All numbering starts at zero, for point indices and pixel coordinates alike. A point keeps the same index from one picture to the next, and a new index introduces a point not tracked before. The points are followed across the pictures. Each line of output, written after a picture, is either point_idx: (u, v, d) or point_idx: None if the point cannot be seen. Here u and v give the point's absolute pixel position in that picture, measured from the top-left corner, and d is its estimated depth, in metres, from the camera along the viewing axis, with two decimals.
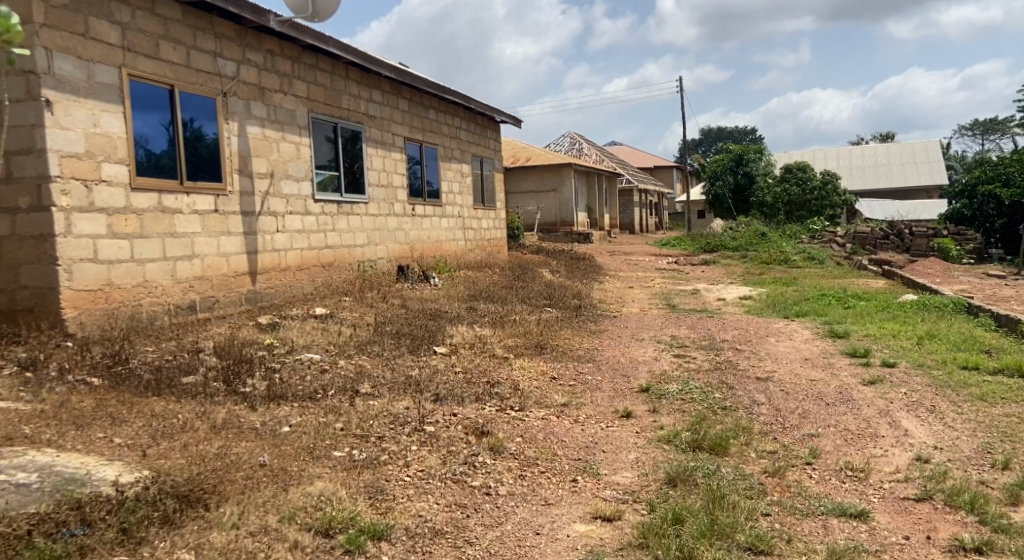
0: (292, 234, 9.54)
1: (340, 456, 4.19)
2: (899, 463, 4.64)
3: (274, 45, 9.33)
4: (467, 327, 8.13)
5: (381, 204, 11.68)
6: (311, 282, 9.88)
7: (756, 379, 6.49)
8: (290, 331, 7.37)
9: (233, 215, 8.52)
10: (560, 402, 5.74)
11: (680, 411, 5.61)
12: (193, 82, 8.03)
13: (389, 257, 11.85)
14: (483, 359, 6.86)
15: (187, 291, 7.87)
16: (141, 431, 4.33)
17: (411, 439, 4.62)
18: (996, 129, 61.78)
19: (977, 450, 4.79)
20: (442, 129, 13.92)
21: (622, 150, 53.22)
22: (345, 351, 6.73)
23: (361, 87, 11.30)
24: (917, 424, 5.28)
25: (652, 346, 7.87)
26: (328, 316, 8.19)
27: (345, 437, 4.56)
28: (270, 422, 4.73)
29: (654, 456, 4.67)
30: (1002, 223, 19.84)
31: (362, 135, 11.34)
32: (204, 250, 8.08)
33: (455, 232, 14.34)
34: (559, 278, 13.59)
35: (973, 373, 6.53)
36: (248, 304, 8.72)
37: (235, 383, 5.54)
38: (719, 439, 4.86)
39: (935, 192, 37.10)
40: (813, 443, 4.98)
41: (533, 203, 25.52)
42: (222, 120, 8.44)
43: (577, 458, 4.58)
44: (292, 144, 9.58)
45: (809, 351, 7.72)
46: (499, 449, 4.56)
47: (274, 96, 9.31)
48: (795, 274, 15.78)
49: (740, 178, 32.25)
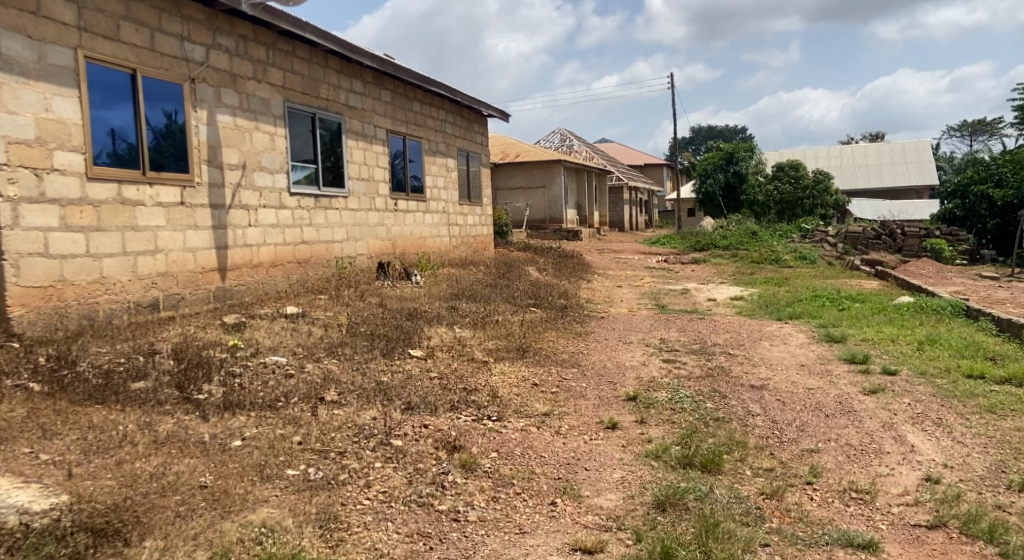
0: (265, 229, 9.09)
1: (293, 475, 3.78)
2: (907, 484, 4.28)
3: (247, 30, 8.84)
4: (446, 329, 7.73)
5: (361, 198, 11.22)
6: (286, 278, 9.42)
7: (750, 388, 6.11)
8: (257, 333, 6.92)
9: (201, 208, 8.05)
10: (541, 411, 5.34)
11: (670, 422, 5.22)
12: (158, 67, 7.56)
13: (369, 253, 11.41)
14: (461, 363, 6.46)
15: (149, 288, 7.41)
16: (73, 446, 3.90)
17: (375, 454, 4.21)
18: (985, 131, 62.01)
19: (990, 469, 4.43)
20: (427, 122, 13.48)
21: (612, 148, 52.74)
22: (313, 355, 6.30)
23: (341, 77, 10.82)
24: (924, 439, 4.92)
25: (641, 350, 7.48)
26: (300, 316, 7.75)
27: (303, 453, 4.12)
28: (220, 434, 4.29)
29: (641, 475, 4.27)
30: (995, 224, 19.64)
31: (341, 127, 10.87)
32: (168, 244, 7.62)
33: (440, 228, 13.91)
34: (546, 277, 13.21)
35: (980, 383, 6.17)
36: (216, 302, 8.26)
37: (188, 389, 5.09)
38: (712, 455, 4.48)
39: (925, 192, 37.11)
40: (814, 460, 4.61)
41: (522, 200, 25.09)
42: (191, 107, 7.97)
43: (557, 477, 4.18)
44: (265, 134, 9.11)
45: (805, 356, 7.35)
46: (471, 467, 4.16)
47: (247, 83, 8.83)
48: (787, 274, 15.44)
49: (731, 176, 31.97)
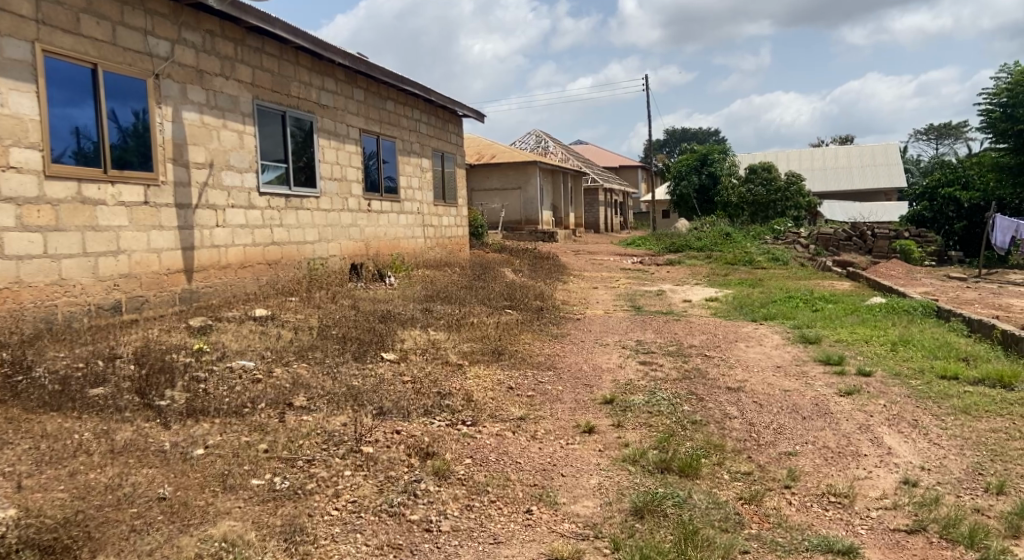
0: (234, 230, 8.88)
1: (257, 485, 3.63)
2: (885, 487, 4.24)
3: (213, 25, 8.63)
4: (420, 331, 7.58)
5: (333, 198, 11.03)
6: (255, 280, 9.22)
7: (727, 390, 6.05)
8: (223, 336, 6.73)
9: (165, 208, 7.84)
10: (517, 416, 5.23)
11: (647, 425, 5.15)
12: (121, 61, 7.33)
13: (342, 254, 11.21)
14: (435, 367, 6.34)
15: (111, 290, 7.19)
16: (24, 456, 3.72)
17: (345, 462, 4.07)
18: (950, 135, 63.20)
19: (967, 472, 4.40)
20: (401, 121, 13.32)
21: (587, 149, 52.91)
22: (282, 358, 6.13)
23: (312, 74, 10.62)
24: (901, 441, 4.89)
25: (617, 352, 7.40)
26: (269, 319, 7.56)
27: (269, 461, 3.97)
28: (182, 442, 4.13)
29: (618, 480, 4.18)
30: (962, 226, 20.04)
31: (312, 125, 10.68)
32: (131, 245, 7.40)
33: (415, 229, 13.74)
34: (522, 278, 13.10)
35: (953, 384, 6.17)
36: (182, 304, 8.05)
37: (150, 395, 4.91)
38: (689, 459, 4.40)
39: (894, 194, 37.73)
40: (791, 463, 4.55)
41: (498, 201, 24.99)
42: (155, 104, 7.75)
43: (533, 484, 4.07)
44: (233, 133, 8.90)
45: (780, 358, 7.32)
46: (444, 474, 4.04)
47: (214, 80, 8.62)
48: (760, 275, 15.51)
49: (705, 178, 32.12)
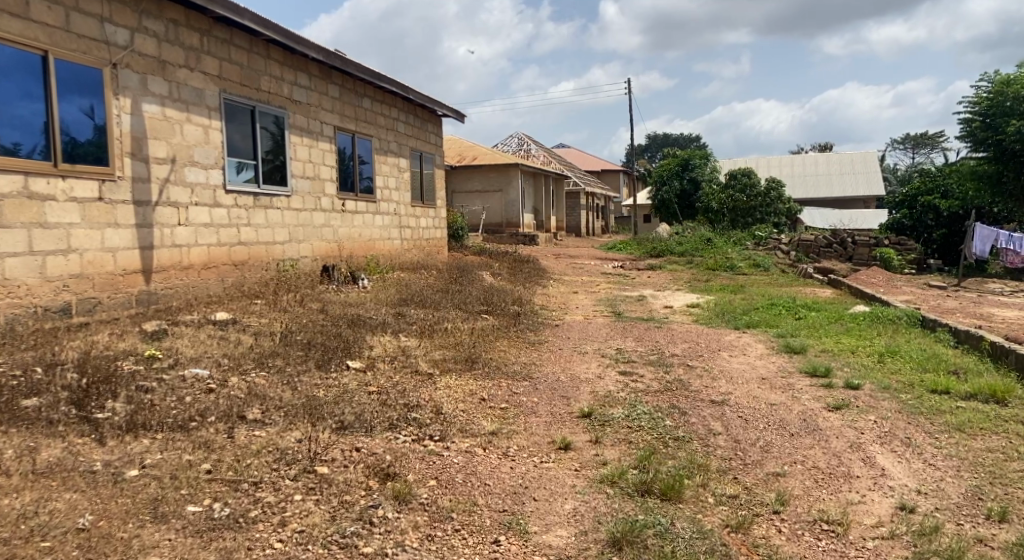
0: (197, 229, 8.46)
1: (193, 513, 3.33)
2: (880, 514, 3.95)
3: (177, 14, 8.21)
4: (391, 338, 7.22)
5: (305, 197, 10.63)
6: (219, 282, 8.81)
7: (711, 403, 5.74)
8: (179, 342, 6.33)
9: (122, 205, 7.41)
10: (488, 430, 4.89)
11: (626, 441, 4.83)
12: (75, 49, 6.92)
13: (314, 255, 10.81)
14: (403, 376, 5.98)
15: (60, 291, 6.78)
16: None
17: (296, 485, 3.73)
18: (927, 143, 63.88)
19: (967, 497, 4.12)
20: (378, 120, 12.94)
21: (570, 153, 52.71)
22: (240, 367, 5.73)
23: (284, 69, 10.21)
24: (895, 461, 4.61)
25: (596, 361, 7.08)
26: (230, 323, 7.17)
27: (211, 484, 3.63)
28: (116, 462, 3.77)
29: (595, 506, 3.86)
30: (941, 234, 19.88)
31: (285, 121, 10.27)
32: (83, 243, 6.98)
33: (391, 230, 13.35)
34: (500, 282, 12.77)
35: (945, 399, 5.91)
36: (139, 306, 7.62)
37: (88, 407, 4.54)
38: (671, 480, 4.09)
39: (872, 201, 37.90)
40: (780, 485, 4.25)
41: (478, 203, 24.63)
42: (112, 94, 7.32)
43: (502, 509, 3.75)
44: (198, 127, 8.48)
45: (765, 369, 7.02)
46: (405, 499, 3.71)
47: (178, 72, 8.20)
48: (742, 281, 15.29)
49: (686, 183, 32.00)
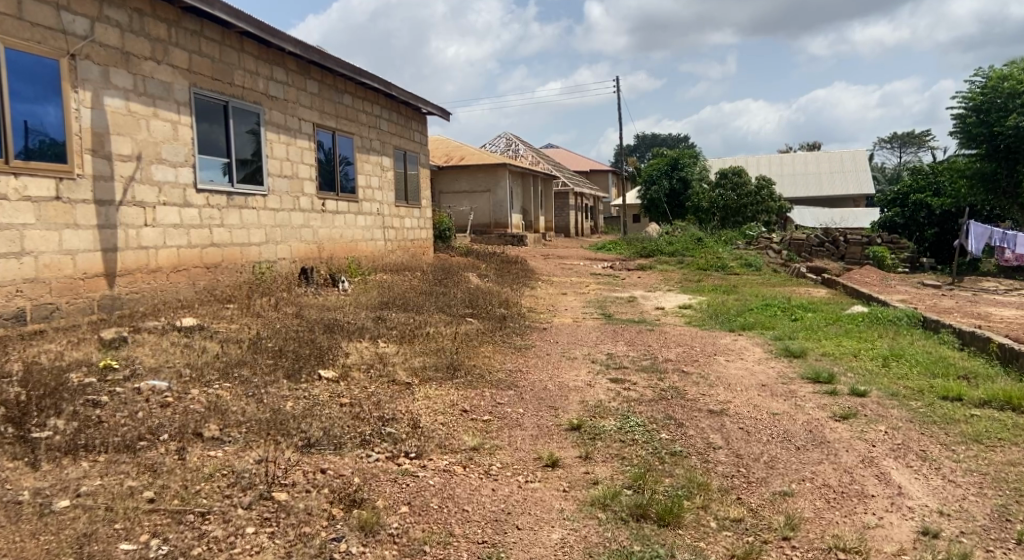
0: (166, 230, 8.02)
1: (125, 553, 2.97)
2: (901, 539, 3.58)
3: (142, 3, 7.76)
4: (368, 344, 6.78)
5: (283, 197, 10.18)
6: (190, 285, 8.36)
7: (709, 414, 5.36)
8: (138, 350, 5.88)
9: (82, 204, 6.96)
10: (469, 446, 4.49)
11: (619, 457, 4.43)
12: (29, 39, 6.47)
13: (292, 257, 10.35)
14: (379, 387, 5.55)
15: (12, 296, 6.33)
16: None
17: (251, 516, 3.33)
18: (914, 142, 64.12)
19: (993, 518, 3.76)
20: (359, 117, 12.50)
21: (560, 153, 52.31)
22: (202, 378, 5.29)
23: (259, 63, 9.76)
24: (912, 478, 4.23)
25: (585, 368, 6.68)
26: (196, 329, 6.71)
27: (151, 516, 3.24)
28: (47, 490, 3.37)
29: (586, 535, 3.46)
30: (933, 234, 19.63)
31: (260, 118, 9.82)
32: (39, 245, 6.54)
33: (374, 231, 12.90)
34: (486, 283, 12.33)
35: (957, 407, 5.55)
36: (101, 311, 7.17)
37: (27, 426, 4.11)
38: (669, 504, 3.70)
39: (862, 199, 37.79)
40: (789, 506, 3.87)
41: (466, 203, 24.18)
42: (70, 87, 6.87)
43: (481, 540, 3.37)
44: (166, 123, 8.04)
45: (765, 375, 6.62)
46: (372, 529, 3.32)
47: (143, 64, 7.75)
48: (734, 281, 14.93)
49: (675, 181, 31.64)
